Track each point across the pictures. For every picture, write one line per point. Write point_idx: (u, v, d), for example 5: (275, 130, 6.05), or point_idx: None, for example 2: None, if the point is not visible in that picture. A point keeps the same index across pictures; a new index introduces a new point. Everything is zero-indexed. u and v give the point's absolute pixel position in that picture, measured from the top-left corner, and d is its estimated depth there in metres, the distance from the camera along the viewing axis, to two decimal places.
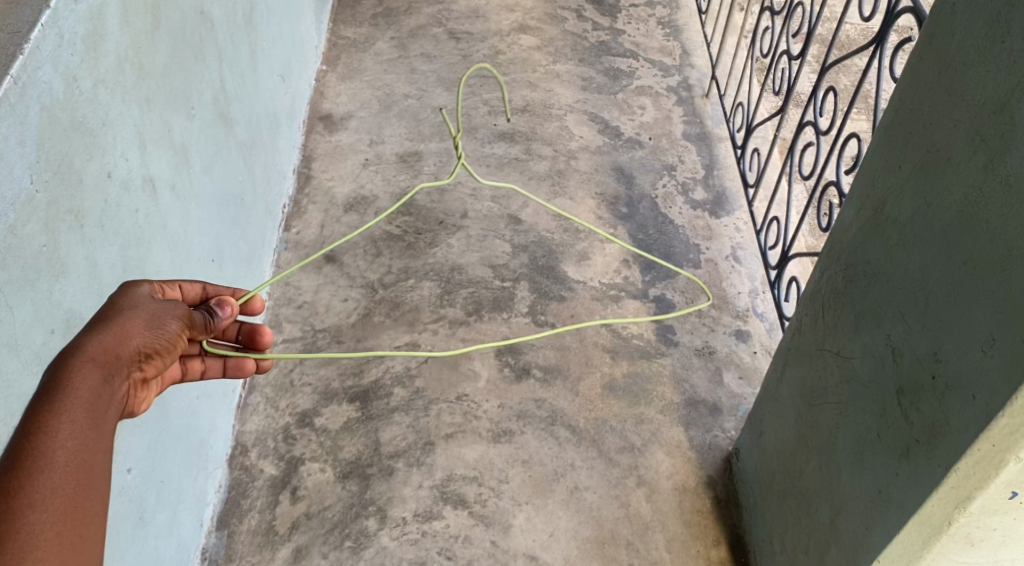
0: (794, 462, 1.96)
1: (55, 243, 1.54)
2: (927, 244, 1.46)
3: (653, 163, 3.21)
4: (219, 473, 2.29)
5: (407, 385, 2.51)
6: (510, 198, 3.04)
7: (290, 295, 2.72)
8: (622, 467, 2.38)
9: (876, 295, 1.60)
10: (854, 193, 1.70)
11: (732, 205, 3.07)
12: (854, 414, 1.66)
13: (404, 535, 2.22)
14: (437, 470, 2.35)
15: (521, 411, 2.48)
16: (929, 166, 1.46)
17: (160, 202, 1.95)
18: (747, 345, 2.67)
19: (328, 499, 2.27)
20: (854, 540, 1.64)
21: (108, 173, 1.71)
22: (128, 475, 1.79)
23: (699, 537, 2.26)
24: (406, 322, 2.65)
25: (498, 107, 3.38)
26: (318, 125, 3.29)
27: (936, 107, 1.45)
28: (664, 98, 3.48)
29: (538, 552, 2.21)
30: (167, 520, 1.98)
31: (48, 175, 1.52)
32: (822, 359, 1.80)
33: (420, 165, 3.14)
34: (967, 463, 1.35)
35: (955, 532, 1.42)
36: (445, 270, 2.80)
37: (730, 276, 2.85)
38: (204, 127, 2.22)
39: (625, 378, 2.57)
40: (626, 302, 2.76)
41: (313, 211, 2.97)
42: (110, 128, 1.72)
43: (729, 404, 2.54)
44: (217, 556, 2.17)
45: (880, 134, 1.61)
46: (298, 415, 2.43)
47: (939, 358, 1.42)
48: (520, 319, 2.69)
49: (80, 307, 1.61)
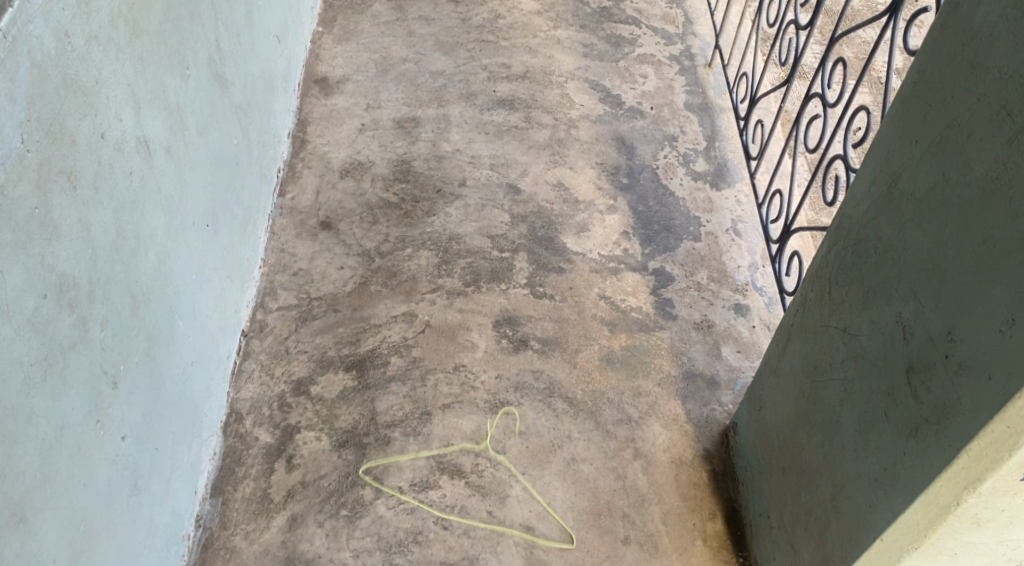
0: (794, 438, 1.95)
1: (47, 206, 1.50)
2: (944, 221, 1.44)
3: (654, 133, 3.17)
4: (214, 440, 2.26)
5: (404, 354, 2.49)
6: (509, 166, 3.01)
7: (284, 262, 2.68)
8: (619, 439, 2.37)
9: (887, 271, 1.59)
10: (867, 168, 1.67)
11: (733, 177, 3.04)
12: (860, 391, 1.65)
13: (400, 505, 2.21)
14: (434, 440, 2.33)
15: (519, 382, 2.46)
16: (948, 141, 1.44)
17: (156, 164, 1.90)
18: (746, 319, 2.66)
19: (324, 468, 2.26)
20: (855, 517, 1.64)
21: (102, 133, 1.67)
22: (122, 443, 1.76)
23: (695, 510, 2.26)
24: (403, 292, 2.63)
25: (497, 74, 3.33)
26: (313, 88, 3.23)
27: (958, 80, 1.43)
28: (666, 67, 3.43)
29: (534, 523, 2.21)
30: (162, 488, 1.96)
31: (39, 134, 1.48)
32: (827, 335, 1.79)
33: (417, 131, 3.10)
34: (979, 443, 1.35)
35: (962, 512, 1.43)
36: (442, 239, 2.77)
37: (730, 250, 2.83)
38: (199, 87, 2.17)
39: (623, 350, 2.55)
40: (625, 274, 2.74)
41: (308, 176, 2.93)
42: (104, 86, 1.68)
43: (727, 378, 2.53)
44: (212, 523, 2.15)
45: (896, 107, 1.59)
46: (294, 383, 2.41)
47: (953, 337, 1.41)
48: (518, 290, 2.66)
49: (72, 272, 1.57)
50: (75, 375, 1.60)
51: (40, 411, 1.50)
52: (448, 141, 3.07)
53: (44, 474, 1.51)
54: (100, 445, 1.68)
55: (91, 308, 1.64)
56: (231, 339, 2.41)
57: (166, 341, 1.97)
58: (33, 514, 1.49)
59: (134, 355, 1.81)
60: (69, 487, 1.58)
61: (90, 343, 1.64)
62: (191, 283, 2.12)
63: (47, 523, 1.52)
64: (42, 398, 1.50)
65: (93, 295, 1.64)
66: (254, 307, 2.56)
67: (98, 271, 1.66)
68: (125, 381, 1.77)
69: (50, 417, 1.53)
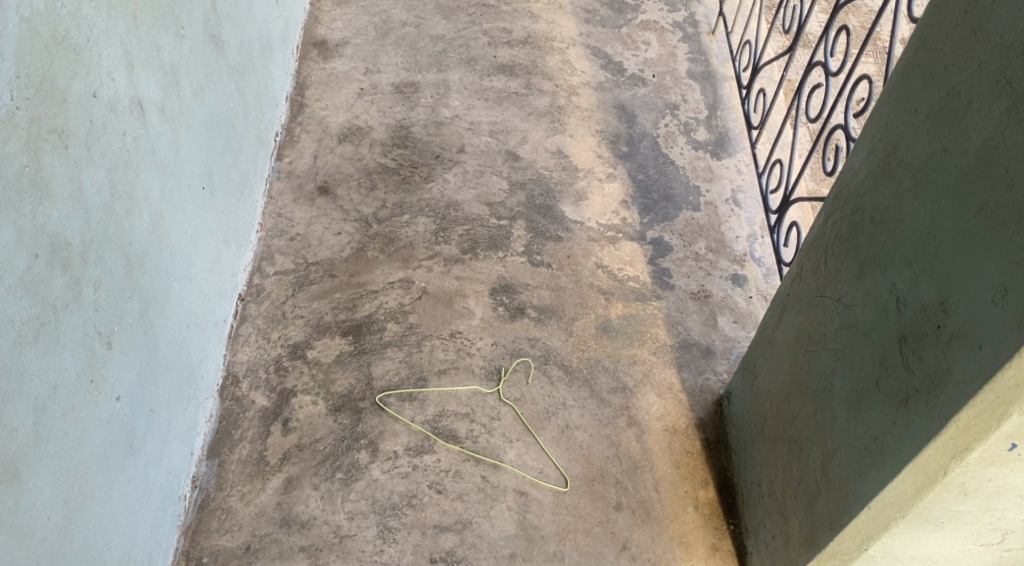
0: (787, 408, 1.95)
1: (38, 164, 1.49)
2: (940, 191, 1.44)
3: (655, 101, 3.15)
4: (209, 403, 2.27)
5: (400, 320, 2.49)
6: (509, 133, 2.99)
7: (281, 227, 2.67)
8: (615, 407, 2.38)
9: (883, 241, 1.58)
10: (866, 136, 1.66)
11: (734, 147, 3.02)
12: (853, 361, 1.65)
13: (395, 469, 2.23)
14: (429, 406, 2.34)
15: (515, 349, 2.47)
16: (947, 110, 1.43)
17: (150, 125, 1.89)
18: (743, 290, 2.66)
19: (320, 431, 2.27)
20: (845, 486, 1.65)
21: (93, 92, 1.65)
22: (117, 404, 1.77)
23: (688, 478, 2.27)
24: (400, 259, 2.62)
25: (498, 39, 3.31)
26: (312, 51, 3.20)
27: (959, 47, 1.41)
28: (669, 34, 3.40)
29: (528, 488, 2.22)
30: (158, 449, 1.97)
31: (30, 91, 1.47)
32: (822, 306, 1.79)
33: (417, 96, 3.08)
34: (968, 413, 1.35)
35: (950, 482, 1.43)
36: (440, 206, 2.76)
37: (729, 220, 2.82)
38: (194, 48, 2.15)
39: (620, 319, 2.55)
40: (623, 243, 2.73)
41: (306, 140, 2.91)
42: (95, 44, 1.66)
43: (723, 347, 2.53)
44: (208, 484, 2.17)
45: (897, 75, 1.58)
46: (290, 347, 2.41)
47: (947, 308, 1.41)
48: (515, 258, 2.66)
49: (64, 232, 1.57)
50: (68, 335, 1.60)
51: (33, 369, 1.51)
52: (448, 107, 3.05)
53: (38, 431, 1.52)
54: (94, 406, 1.68)
55: (84, 267, 1.64)
56: (228, 302, 2.41)
57: (161, 303, 1.97)
58: (27, 471, 1.50)
59: (128, 316, 1.81)
60: (62, 446, 1.59)
61: (84, 305, 1.64)
62: (187, 247, 2.12)
63: (41, 481, 1.53)
64: (34, 357, 1.51)
65: (86, 255, 1.64)
66: (251, 272, 2.56)
67: (92, 232, 1.66)
68: (119, 342, 1.77)
69: (42, 376, 1.53)
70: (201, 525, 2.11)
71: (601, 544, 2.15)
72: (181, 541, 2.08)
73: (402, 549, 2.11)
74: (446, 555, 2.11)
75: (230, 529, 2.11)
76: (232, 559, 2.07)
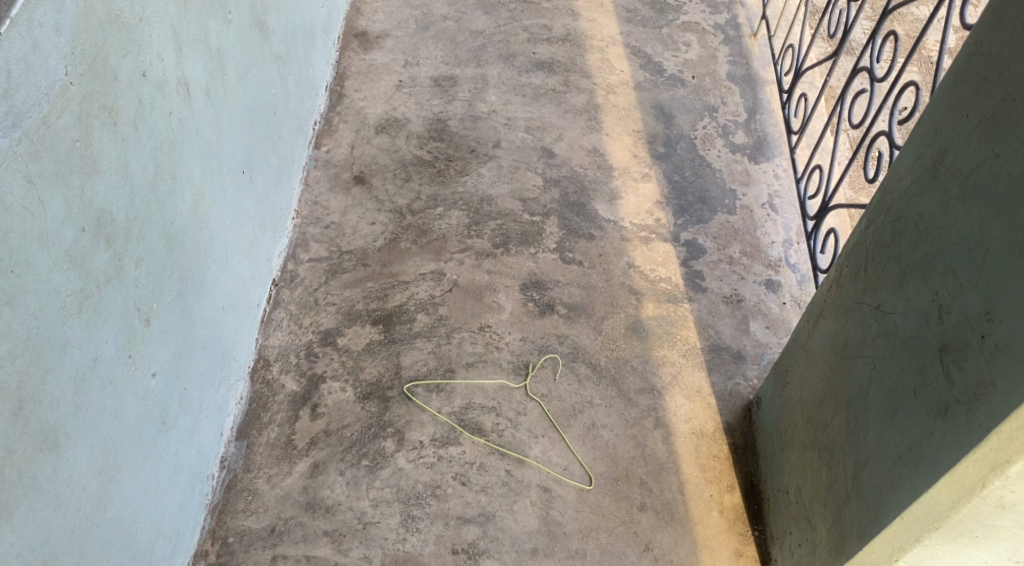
0: (819, 415, 1.94)
1: (88, 139, 1.51)
2: (989, 200, 1.42)
3: (694, 103, 3.13)
4: (241, 385, 2.29)
5: (430, 311, 2.50)
6: (545, 129, 2.99)
7: (317, 214, 2.69)
8: (642, 407, 2.37)
9: (926, 249, 1.57)
10: (913, 142, 1.65)
11: (773, 152, 3.00)
12: (889, 369, 1.64)
13: (421, 458, 2.23)
14: (456, 397, 2.35)
15: (543, 345, 2.47)
16: (1001, 116, 1.42)
17: (195, 107, 1.91)
18: (777, 295, 2.64)
19: (348, 418, 2.28)
20: (877, 495, 1.64)
21: (143, 72, 1.68)
22: (153, 379, 1.79)
23: (713, 482, 2.26)
24: (432, 250, 2.63)
25: (538, 35, 3.31)
26: (353, 41, 3.21)
27: (1016, 53, 1.40)
28: (711, 36, 3.38)
29: (552, 484, 2.22)
30: (190, 427, 1.99)
31: (83, 67, 1.49)
32: (859, 313, 1.77)
33: (455, 90, 3.08)
34: (1010, 425, 1.34)
35: (988, 495, 1.41)
36: (474, 200, 2.76)
37: (765, 224, 2.80)
38: (240, 33, 2.17)
39: (650, 319, 2.54)
40: (656, 245, 2.72)
41: (343, 129, 2.93)
42: (147, 24, 1.68)
43: (754, 353, 2.51)
44: (236, 465, 2.19)
45: (949, 81, 1.57)
46: (322, 333, 2.43)
47: (992, 317, 1.40)
48: (547, 255, 2.65)
49: (109, 208, 1.59)
50: (110, 309, 1.62)
51: (75, 341, 1.53)
52: (485, 102, 3.05)
53: (77, 402, 1.54)
54: (131, 379, 1.70)
55: (127, 244, 1.66)
56: (262, 287, 2.43)
57: (198, 284, 1.99)
58: (66, 442, 1.52)
59: (167, 294, 1.83)
60: (100, 417, 1.61)
61: (125, 280, 1.66)
62: (226, 230, 2.14)
63: (78, 452, 1.55)
64: (78, 328, 1.53)
65: (129, 233, 1.66)
66: (286, 257, 2.58)
67: (136, 210, 1.68)
68: (158, 319, 1.79)
69: (85, 348, 1.55)
70: (227, 505, 2.13)
71: (623, 543, 2.15)
72: (208, 520, 2.10)
73: (425, 538, 2.12)
74: (468, 546, 2.12)
75: (256, 511, 2.12)
76: (257, 540, 2.08)
